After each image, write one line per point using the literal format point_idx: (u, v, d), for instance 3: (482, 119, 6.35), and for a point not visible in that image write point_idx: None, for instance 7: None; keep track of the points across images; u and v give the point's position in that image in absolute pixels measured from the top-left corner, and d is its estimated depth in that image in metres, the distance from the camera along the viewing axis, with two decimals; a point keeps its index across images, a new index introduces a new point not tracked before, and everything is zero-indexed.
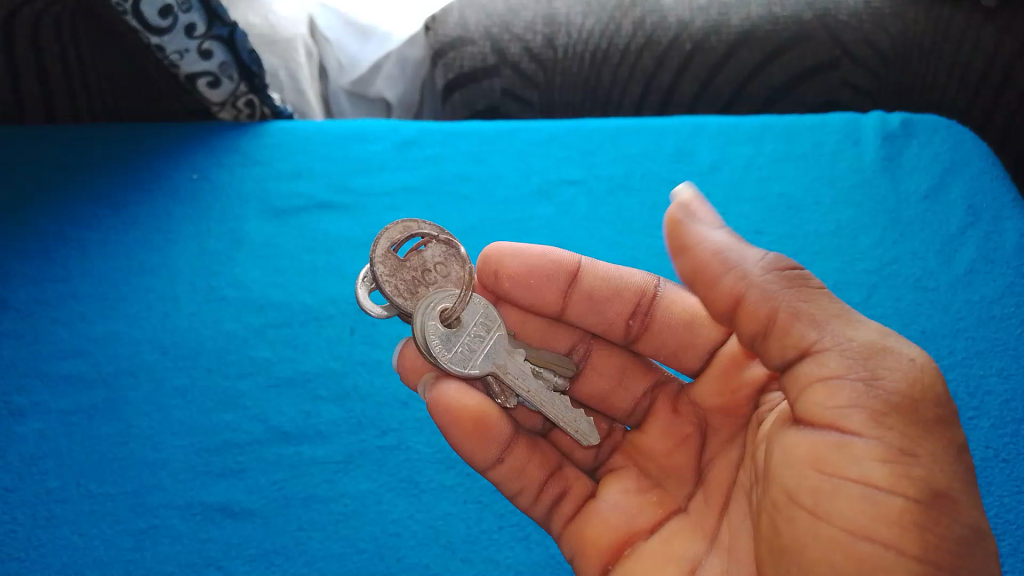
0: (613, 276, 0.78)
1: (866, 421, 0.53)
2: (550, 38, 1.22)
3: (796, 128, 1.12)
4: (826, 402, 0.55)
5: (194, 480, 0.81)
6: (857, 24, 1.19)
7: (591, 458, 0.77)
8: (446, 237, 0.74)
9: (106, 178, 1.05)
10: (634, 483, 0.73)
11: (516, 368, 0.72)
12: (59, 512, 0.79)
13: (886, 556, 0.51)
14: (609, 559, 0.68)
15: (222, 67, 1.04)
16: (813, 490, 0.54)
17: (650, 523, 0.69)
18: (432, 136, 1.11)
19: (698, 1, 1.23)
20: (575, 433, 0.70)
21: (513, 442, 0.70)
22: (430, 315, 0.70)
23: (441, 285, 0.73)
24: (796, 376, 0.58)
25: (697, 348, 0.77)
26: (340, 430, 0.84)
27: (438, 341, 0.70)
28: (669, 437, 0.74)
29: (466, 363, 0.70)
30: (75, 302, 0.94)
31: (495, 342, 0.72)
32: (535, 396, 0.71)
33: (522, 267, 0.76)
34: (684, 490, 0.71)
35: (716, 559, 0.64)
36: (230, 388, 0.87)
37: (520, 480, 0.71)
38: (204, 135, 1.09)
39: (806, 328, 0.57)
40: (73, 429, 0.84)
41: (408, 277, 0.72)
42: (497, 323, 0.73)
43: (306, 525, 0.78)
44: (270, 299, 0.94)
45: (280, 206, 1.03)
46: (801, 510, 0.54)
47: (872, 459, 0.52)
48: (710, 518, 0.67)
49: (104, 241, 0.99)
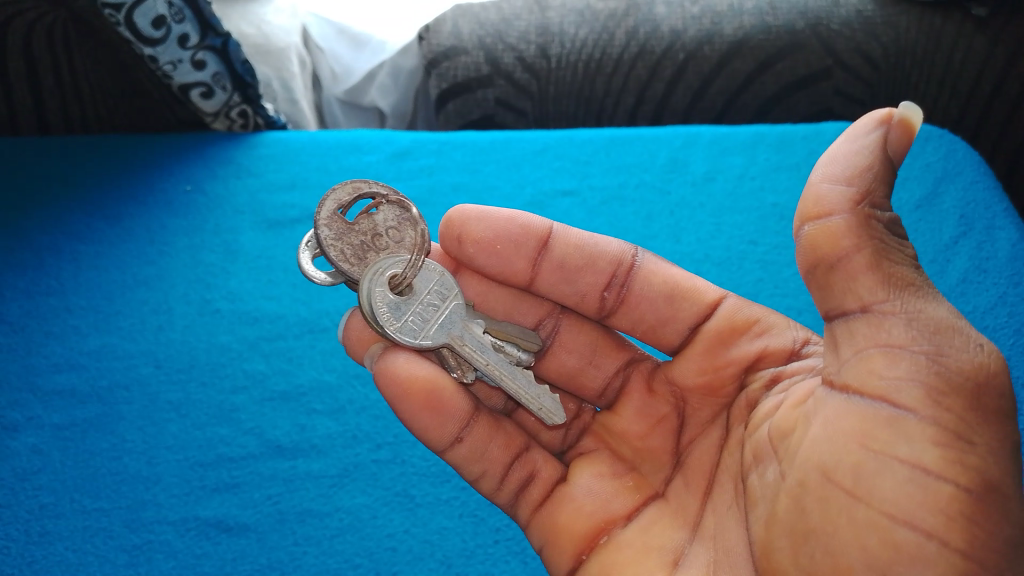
0: (586, 244, 0.76)
1: (921, 398, 0.50)
2: (544, 48, 1.22)
3: (791, 138, 1.12)
4: (885, 370, 0.52)
5: (189, 495, 0.80)
6: (849, 34, 1.20)
7: (559, 441, 0.75)
8: (398, 199, 0.72)
9: (100, 189, 1.04)
10: (609, 467, 0.70)
11: (473, 341, 0.70)
12: (52, 528, 0.78)
13: (929, 548, 0.48)
14: (583, 548, 0.65)
15: (216, 78, 1.04)
16: (852, 469, 0.51)
17: (626, 509, 0.66)
18: (427, 146, 1.11)
19: (692, 10, 1.22)
20: (539, 411, 0.68)
21: (472, 419, 0.68)
22: (377, 282, 0.68)
23: (393, 250, 0.71)
24: (853, 333, 0.54)
25: (677, 323, 0.74)
26: (335, 444, 0.84)
27: (386, 310, 0.68)
28: (644, 419, 0.73)
29: (418, 333, 0.68)
30: (69, 315, 0.93)
31: (450, 312, 0.71)
32: (493, 369, 0.69)
33: (488, 232, 0.74)
34: (661, 474, 0.70)
35: (702, 546, 0.62)
36: (225, 402, 0.86)
37: (482, 462, 0.68)
38: (198, 148, 1.09)
39: (874, 280, 0.53)
40: (66, 444, 0.84)
41: (356, 242, 0.70)
42: (453, 292, 0.72)
43: (301, 540, 0.78)
44: (264, 312, 0.94)
45: (273, 218, 1.02)
46: (836, 490, 0.52)
47: (926, 441, 0.49)
48: (690, 504, 0.66)
49: (97, 253, 0.98)
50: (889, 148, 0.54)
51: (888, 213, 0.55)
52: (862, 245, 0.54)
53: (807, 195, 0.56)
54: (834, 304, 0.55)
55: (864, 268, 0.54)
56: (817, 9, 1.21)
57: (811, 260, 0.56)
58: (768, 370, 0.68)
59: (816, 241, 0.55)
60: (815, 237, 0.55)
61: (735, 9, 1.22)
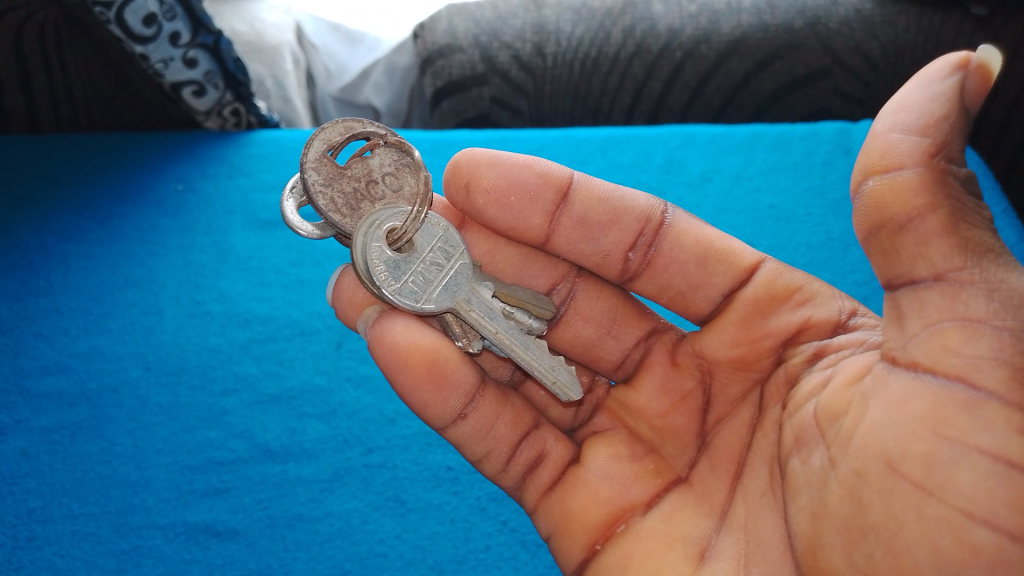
0: (611, 198, 0.75)
1: (1005, 380, 0.47)
2: (539, 46, 1.20)
3: (787, 137, 1.11)
4: (962, 348, 0.49)
5: (178, 500, 0.79)
6: (849, 32, 1.18)
7: (570, 418, 0.75)
8: (396, 140, 0.69)
9: (90, 189, 1.03)
10: (628, 449, 0.69)
11: (482, 306, 0.67)
12: (40, 532, 0.77)
13: (1012, 550, 0.46)
14: (598, 538, 0.65)
15: (207, 76, 1.02)
16: (924, 458, 0.49)
17: (647, 496, 0.66)
18: (421, 146, 1.10)
19: (689, 9, 1.21)
20: (552, 384, 0.66)
21: (477, 393, 0.67)
22: (374, 236, 0.66)
23: (390, 199, 0.69)
24: (923, 304, 0.51)
25: (708, 289, 0.73)
26: (326, 448, 0.83)
27: (384, 269, 0.65)
28: (666, 395, 0.72)
29: (420, 297, 0.66)
30: (58, 317, 0.92)
31: (455, 273, 0.68)
32: (501, 339, 0.66)
33: (501, 180, 0.73)
34: (685, 457, 0.69)
35: (732, 537, 0.61)
36: (215, 405, 0.86)
37: (486, 441, 0.68)
38: (189, 147, 1.08)
39: (949, 245, 0.50)
40: (55, 447, 0.83)
41: (348, 189, 0.67)
42: (459, 250, 0.69)
43: (291, 545, 0.77)
44: (255, 313, 0.93)
45: (265, 218, 1.02)
46: (904, 481, 0.49)
47: (1010, 428, 0.47)
48: (718, 493, 0.65)
49: (87, 253, 0.97)
50: (965, 96, 0.49)
51: (963, 170, 0.51)
52: (937, 204, 0.50)
53: (874, 144, 0.52)
54: (901, 270, 0.52)
55: (937, 231, 0.50)
56: (815, 8, 1.20)
57: (877, 220, 0.52)
58: (810, 344, 0.65)
59: (883, 200, 0.52)
60: (882, 193, 0.52)
61: (732, 8, 1.21)
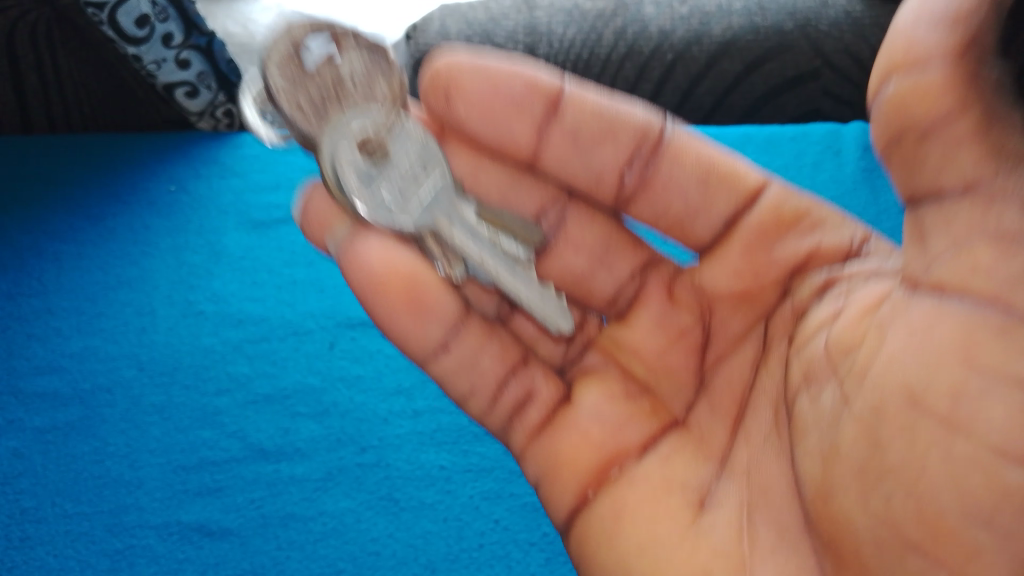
0: None
1: (992, 278, 0.41)
2: (531, 48, 1.21)
3: (778, 138, 1.12)
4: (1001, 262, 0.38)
5: (172, 499, 0.80)
6: (838, 35, 1.18)
7: (560, 356, 0.65)
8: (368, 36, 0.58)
9: (83, 190, 1.03)
10: (622, 389, 0.61)
11: (463, 226, 0.60)
12: (34, 532, 0.78)
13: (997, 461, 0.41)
14: (591, 486, 0.57)
15: (200, 76, 1.04)
16: (952, 390, 0.40)
17: (640, 439, 0.58)
18: None
19: (680, 11, 1.21)
20: (540, 317, 0.59)
21: (460, 325, 0.60)
22: (345, 141, 0.58)
23: (362, 108, 0.59)
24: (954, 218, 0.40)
25: (709, 214, 0.61)
26: (319, 447, 0.83)
27: (356, 178, 0.58)
28: (664, 331, 0.63)
29: (394, 211, 0.59)
30: (51, 317, 0.92)
31: (435, 187, 0.61)
32: (484, 261, 0.60)
33: None
34: (683, 401, 0.60)
35: (733, 484, 0.53)
36: (208, 405, 0.86)
37: (471, 376, 0.61)
38: (183, 148, 1.08)
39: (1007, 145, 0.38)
40: (49, 447, 0.83)
41: (312, 90, 0.57)
42: (435, 160, 0.61)
43: (284, 544, 0.77)
44: (248, 313, 0.93)
45: (258, 218, 1.02)
46: (927, 417, 0.40)
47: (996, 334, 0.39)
48: (719, 434, 0.57)
49: (80, 254, 0.98)
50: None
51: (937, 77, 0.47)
52: (969, 100, 0.39)
53: (893, 40, 0.41)
54: (923, 183, 0.42)
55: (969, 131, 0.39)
56: (805, 9, 1.20)
57: (897, 127, 0.42)
58: None
59: (904, 102, 0.41)
60: (905, 97, 0.41)
61: (723, 10, 1.21)
